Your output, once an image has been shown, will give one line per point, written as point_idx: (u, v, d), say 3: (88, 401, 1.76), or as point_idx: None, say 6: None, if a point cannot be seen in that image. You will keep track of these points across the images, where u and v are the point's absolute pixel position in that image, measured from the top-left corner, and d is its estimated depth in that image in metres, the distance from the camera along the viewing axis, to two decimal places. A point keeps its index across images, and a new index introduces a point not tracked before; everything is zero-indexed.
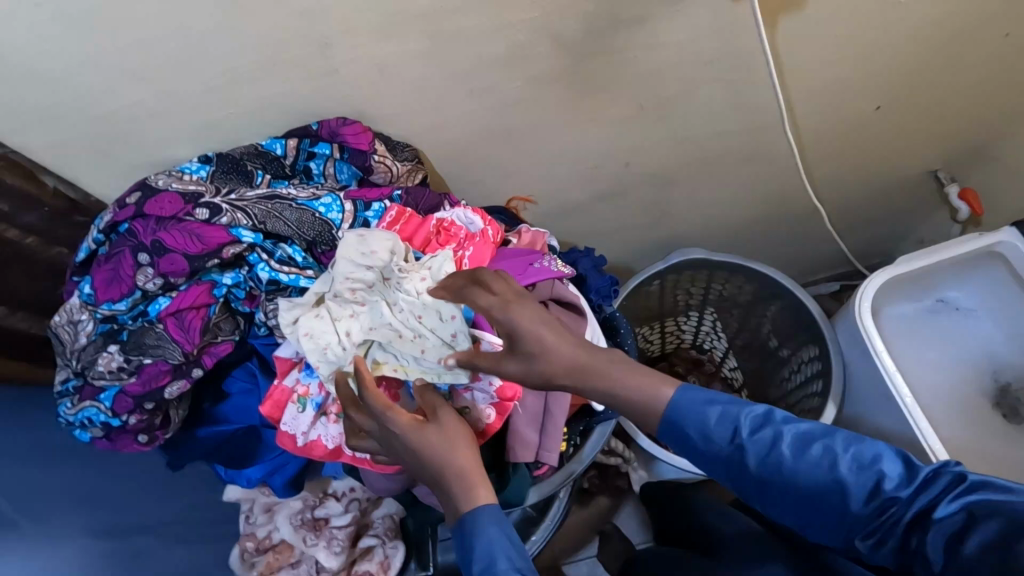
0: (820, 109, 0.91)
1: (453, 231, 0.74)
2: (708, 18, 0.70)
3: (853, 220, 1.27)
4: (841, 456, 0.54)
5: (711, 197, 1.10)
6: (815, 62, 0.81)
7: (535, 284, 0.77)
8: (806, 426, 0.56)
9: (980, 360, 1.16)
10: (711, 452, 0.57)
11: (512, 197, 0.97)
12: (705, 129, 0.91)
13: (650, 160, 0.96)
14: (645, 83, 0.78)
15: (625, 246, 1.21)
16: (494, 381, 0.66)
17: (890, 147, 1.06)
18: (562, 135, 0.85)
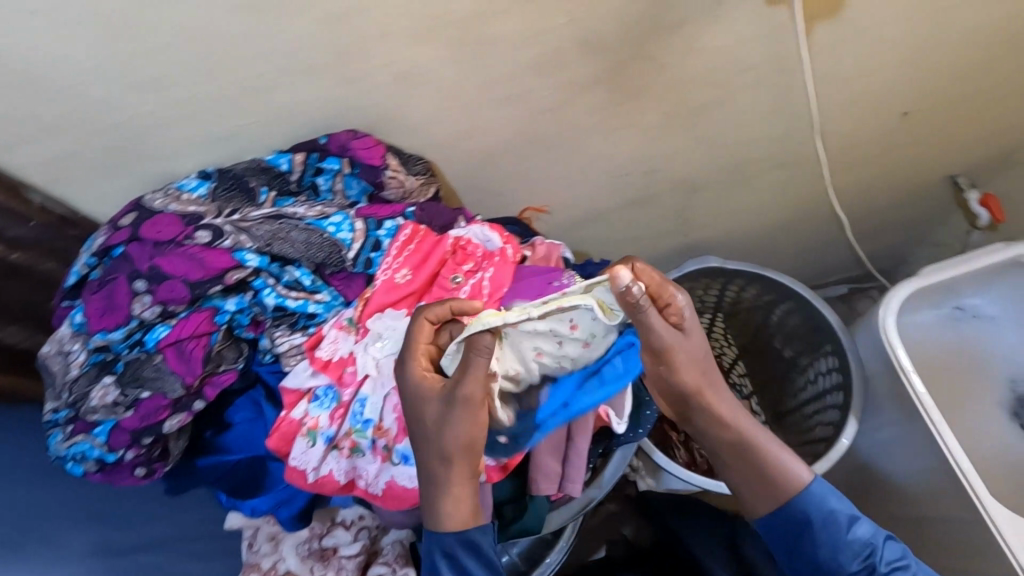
0: (856, 114, 0.86)
1: (470, 250, 0.70)
2: (754, 26, 0.65)
3: (873, 225, 1.23)
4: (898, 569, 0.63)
5: (734, 206, 1.05)
6: (855, 67, 0.76)
7: None
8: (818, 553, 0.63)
9: (998, 369, 1.16)
10: (816, 537, 0.63)
11: (525, 208, 0.91)
12: (736, 138, 0.85)
13: (674, 172, 0.90)
14: (681, 94, 0.72)
15: (640, 255, 1.16)
16: None
17: (919, 153, 1.02)
18: (585, 149, 0.79)
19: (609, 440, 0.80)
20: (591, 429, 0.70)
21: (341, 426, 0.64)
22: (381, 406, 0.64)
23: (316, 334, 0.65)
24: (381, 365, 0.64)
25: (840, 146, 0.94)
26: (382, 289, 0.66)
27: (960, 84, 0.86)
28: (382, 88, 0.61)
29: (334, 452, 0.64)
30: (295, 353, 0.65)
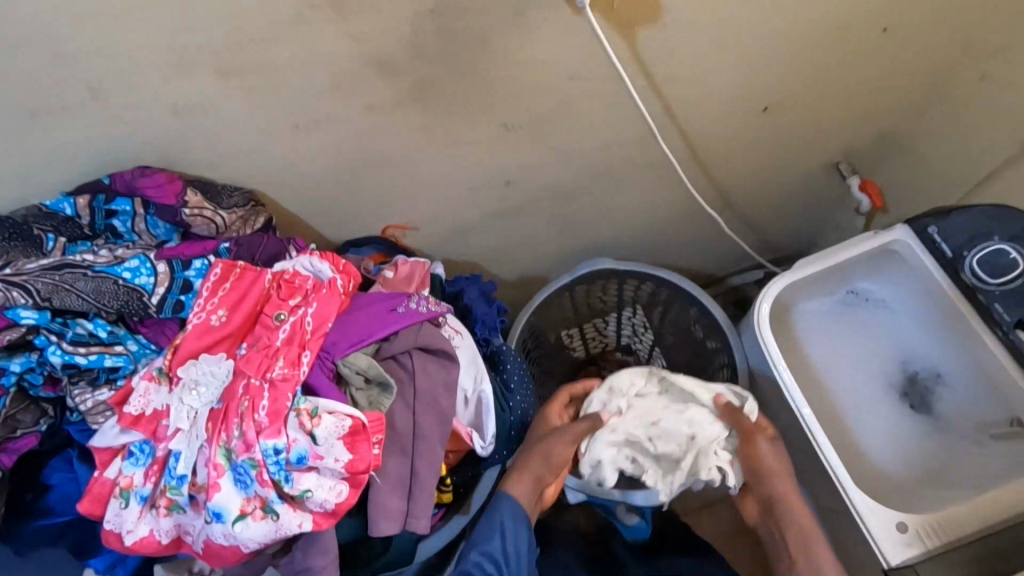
0: (709, 113, 0.85)
1: (297, 283, 0.66)
2: (559, 34, 0.62)
3: (764, 214, 1.24)
4: None
5: (613, 208, 1.04)
6: (689, 68, 0.75)
7: (397, 332, 0.70)
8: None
9: (895, 352, 1.09)
10: None
11: (387, 226, 0.89)
12: (588, 144, 0.83)
13: (536, 180, 0.88)
14: (506, 105, 0.70)
15: (532, 260, 1.14)
16: (340, 458, 0.59)
17: (789, 144, 1.02)
18: (426, 164, 0.77)
19: (476, 463, 0.80)
20: (436, 463, 0.67)
21: (156, 484, 0.60)
22: (195, 459, 0.59)
23: (124, 388, 0.60)
24: (190, 394, 0.60)
25: (704, 143, 0.93)
26: (195, 333, 0.61)
27: (810, 77, 0.85)
28: (165, 120, 0.57)
29: (151, 512, 0.60)
30: (101, 410, 0.60)
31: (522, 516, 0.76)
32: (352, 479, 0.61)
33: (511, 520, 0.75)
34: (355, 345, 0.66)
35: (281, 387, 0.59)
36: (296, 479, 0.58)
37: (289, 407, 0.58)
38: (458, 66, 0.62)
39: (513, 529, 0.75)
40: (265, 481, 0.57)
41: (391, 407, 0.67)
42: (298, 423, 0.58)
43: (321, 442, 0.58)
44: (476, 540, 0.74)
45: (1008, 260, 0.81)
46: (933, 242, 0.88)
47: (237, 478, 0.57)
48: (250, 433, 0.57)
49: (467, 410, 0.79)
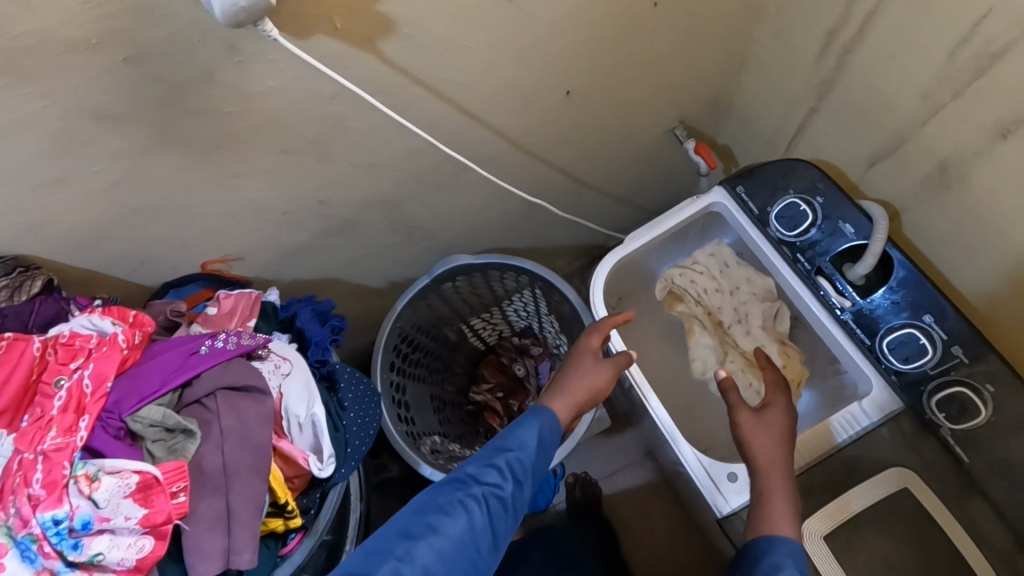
0: (505, 108, 0.87)
1: (77, 344, 0.65)
2: (292, 59, 0.61)
3: (619, 185, 1.27)
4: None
5: (453, 205, 1.05)
6: (462, 68, 0.75)
7: (198, 376, 0.70)
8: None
9: None
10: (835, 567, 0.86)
11: (205, 261, 0.87)
12: (390, 154, 0.83)
13: (352, 194, 0.88)
14: (272, 132, 0.69)
15: (392, 266, 1.14)
16: (132, 515, 0.59)
17: (611, 118, 1.04)
18: (215, 198, 0.76)
19: (321, 485, 0.81)
20: (257, 499, 0.68)
21: None
22: None
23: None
24: None
25: (518, 133, 0.94)
26: None
27: (598, 56, 0.87)
28: None
29: None
30: None
31: (558, 433, 0.78)
32: (152, 532, 0.61)
33: (547, 435, 0.77)
34: (146, 397, 0.65)
35: (55, 456, 0.58)
36: (87, 542, 0.58)
37: (65, 475, 0.58)
38: (193, 104, 0.61)
39: (547, 442, 0.77)
40: (49, 552, 0.57)
41: (199, 451, 0.67)
42: (79, 488, 0.58)
43: (104, 504, 0.58)
44: (511, 438, 0.75)
45: (799, 212, 0.86)
46: (742, 201, 0.92)
47: (21, 555, 0.56)
48: (24, 509, 0.56)
49: (303, 434, 0.79)
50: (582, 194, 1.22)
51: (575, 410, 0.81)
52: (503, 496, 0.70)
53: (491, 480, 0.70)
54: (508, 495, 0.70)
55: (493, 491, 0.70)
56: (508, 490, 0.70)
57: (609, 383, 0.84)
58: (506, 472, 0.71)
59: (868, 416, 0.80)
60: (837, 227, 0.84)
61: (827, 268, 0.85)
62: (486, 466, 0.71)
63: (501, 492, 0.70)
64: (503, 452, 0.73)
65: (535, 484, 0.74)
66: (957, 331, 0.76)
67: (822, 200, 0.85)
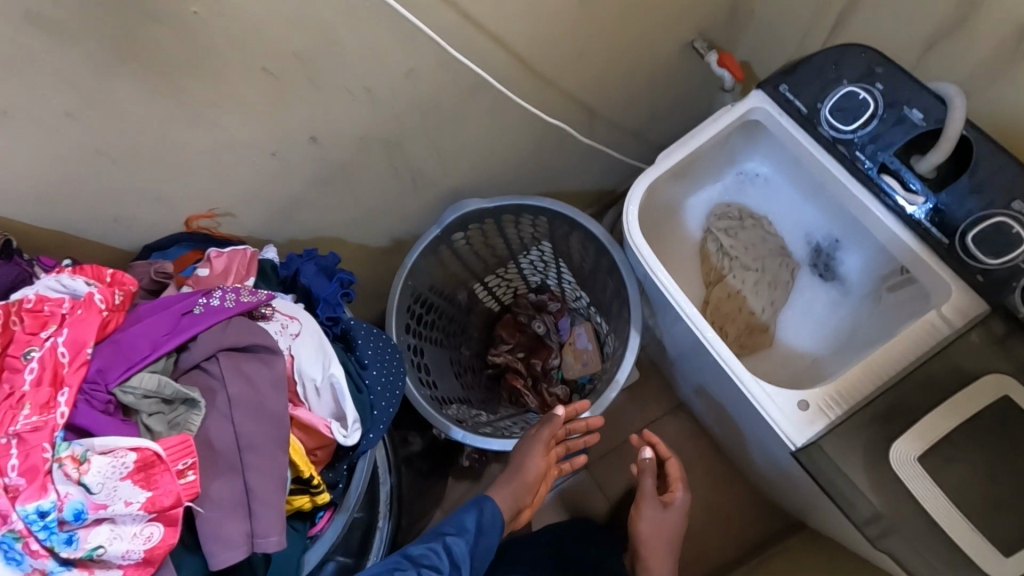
0: (514, 16, 0.76)
1: (47, 309, 0.54)
2: None
3: (635, 116, 1.16)
4: None
5: (460, 143, 0.94)
6: None
7: (195, 337, 0.60)
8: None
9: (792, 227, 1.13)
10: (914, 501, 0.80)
11: (188, 218, 0.76)
12: (387, 75, 0.73)
13: (348, 129, 0.77)
14: (247, 42, 0.59)
15: (398, 221, 1.04)
16: (133, 500, 0.50)
17: (627, 31, 0.94)
18: (191, 135, 0.65)
19: (347, 455, 0.72)
20: (278, 473, 0.59)
21: None
22: None
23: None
24: None
25: (527, 49, 0.83)
26: None
27: None
28: None
29: None
30: None
31: (501, 520, 0.77)
32: (158, 520, 0.52)
33: (488, 521, 0.76)
34: (131, 366, 0.55)
35: (32, 439, 0.48)
36: (83, 536, 0.49)
37: (48, 459, 0.48)
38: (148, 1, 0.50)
39: (493, 526, 0.76)
40: (38, 550, 0.48)
41: (205, 423, 0.58)
42: (65, 474, 0.48)
43: (98, 489, 0.49)
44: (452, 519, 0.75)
45: (857, 102, 0.76)
46: (787, 100, 0.82)
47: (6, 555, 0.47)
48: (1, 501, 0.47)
49: (322, 400, 0.70)
50: (595, 128, 1.12)
51: (513, 503, 0.86)
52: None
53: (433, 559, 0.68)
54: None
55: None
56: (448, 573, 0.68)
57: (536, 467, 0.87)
58: (456, 558, 0.70)
59: (952, 324, 0.73)
60: (902, 115, 0.74)
61: (892, 164, 0.75)
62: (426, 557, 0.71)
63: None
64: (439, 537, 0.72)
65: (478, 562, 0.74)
66: None
67: (881, 86, 0.75)
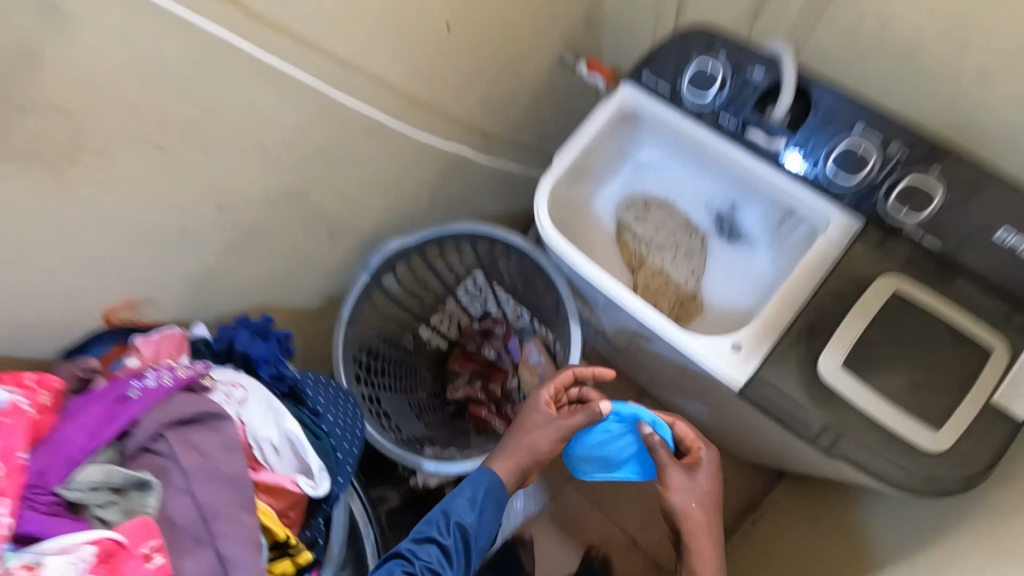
0: (386, 52, 0.81)
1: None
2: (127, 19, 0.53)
3: (527, 133, 1.24)
4: None
5: (361, 185, 0.96)
6: (319, 8, 0.68)
7: (134, 421, 0.58)
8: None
9: (699, 201, 1.21)
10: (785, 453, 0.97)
11: (106, 312, 0.74)
12: (272, 128, 0.75)
13: (243, 192, 0.78)
14: (122, 126, 0.59)
15: (320, 276, 1.05)
16: None
17: (497, 55, 1.01)
18: (85, 227, 0.64)
19: (318, 505, 0.71)
20: (251, 535, 0.58)
21: None
22: None
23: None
24: None
25: (405, 82, 0.88)
26: None
27: None
28: None
29: None
30: None
31: (498, 491, 0.77)
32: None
33: (481, 496, 0.76)
34: (73, 464, 0.54)
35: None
36: None
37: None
38: (23, 100, 0.51)
39: (491, 502, 0.76)
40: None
41: (164, 501, 0.56)
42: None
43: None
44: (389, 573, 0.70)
45: (708, 73, 0.86)
46: (651, 86, 0.90)
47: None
48: None
49: (282, 458, 0.69)
50: (491, 147, 1.17)
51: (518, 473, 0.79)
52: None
53: (429, 555, 0.70)
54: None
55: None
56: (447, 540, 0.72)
57: (552, 445, 0.79)
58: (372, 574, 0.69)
59: (838, 241, 0.80)
60: (746, 77, 0.85)
61: (751, 119, 0.85)
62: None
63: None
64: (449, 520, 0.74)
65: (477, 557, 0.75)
66: (885, 131, 0.79)
67: (724, 54, 0.86)
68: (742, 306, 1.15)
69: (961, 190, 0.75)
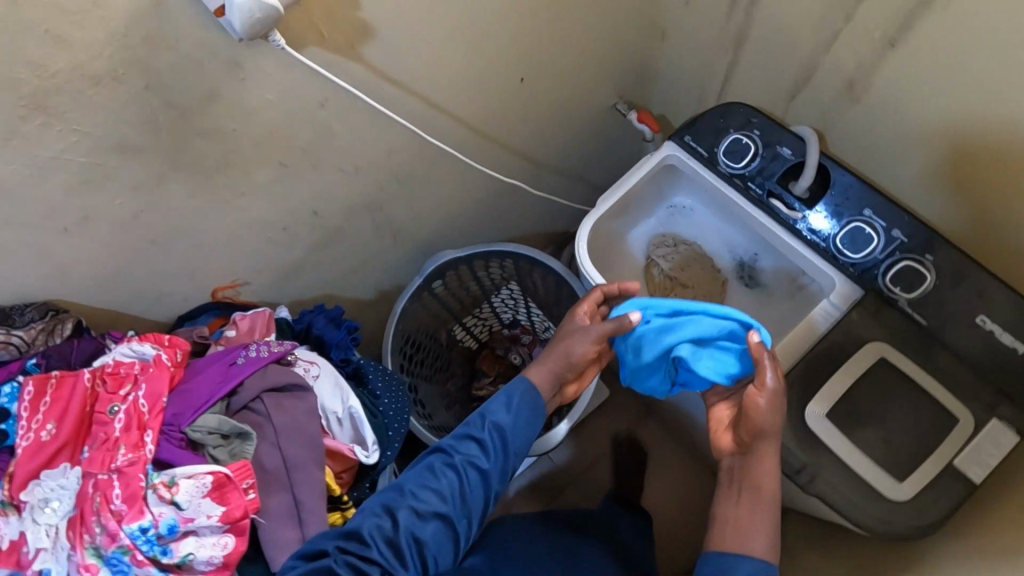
0: (468, 97, 0.94)
1: (122, 372, 0.67)
2: (286, 73, 0.68)
3: (576, 166, 1.36)
4: (397, 514, 0.68)
5: (429, 202, 1.10)
6: (425, 64, 0.82)
7: (240, 384, 0.73)
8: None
9: (723, 247, 1.33)
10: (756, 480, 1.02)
11: (216, 288, 0.90)
12: (370, 153, 0.89)
13: (336, 202, 0.93)
14: (263, 148, 0.74)
15: (380, 274, 1.19)
16: (213, 512, 0.62)
17: (560, 100, 1.14)
18: (217, 222, 0.79)
19: (368, 472, 0.85)
20: (320, 487, 0.72)
21: None
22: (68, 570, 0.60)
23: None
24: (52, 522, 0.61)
25: (481, 120, 1.01)
26: (26, 455, 0.62)
27: (543, 45, 0.98)
28: None
29: None
30: None
31: (531, 397, 0.76)
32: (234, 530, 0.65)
33: (515, 401, 0.75)
34: (196, 410, 0.68)
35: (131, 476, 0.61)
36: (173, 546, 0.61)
37: (143, 487, 0.61)
38: (203, 127, 0.66)
39: (529, 409, 0.75)
40: (142, 560, 0.60)
41: (257, 449, 0.71)
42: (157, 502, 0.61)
43: (187, 506, 0.61)
44: (433, 483, 0.70)
45: (743, 145, 0.98)
46: (692, 147, 1.02)
47: (117, 569, 0.59)
48: (111, 525, 0.59)
49: (343, 429, 0.83)
50: (542, 177, 1.31)
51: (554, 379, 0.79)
52: (442, 514, 0.69)
53: (468, 450, 0.72)
54: (447, 512, 0.69)
55: (382, 531, 0.67)
56: (485, 456, 0.72)
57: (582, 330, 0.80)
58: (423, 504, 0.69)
59: (839, 307, 0.92)
60: (777, 152, 0.96)
61: (776, 190, 0.96)
62: (428, 494, 0.69)
63: (419, 515, 0.68)
64: (484, 421, 0.75)
65: (515, 457, 0.74)
66: (893, 218, 0.89)
67: (759, 131, 0.98)
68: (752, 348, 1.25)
69: (950, 278, 0.86)
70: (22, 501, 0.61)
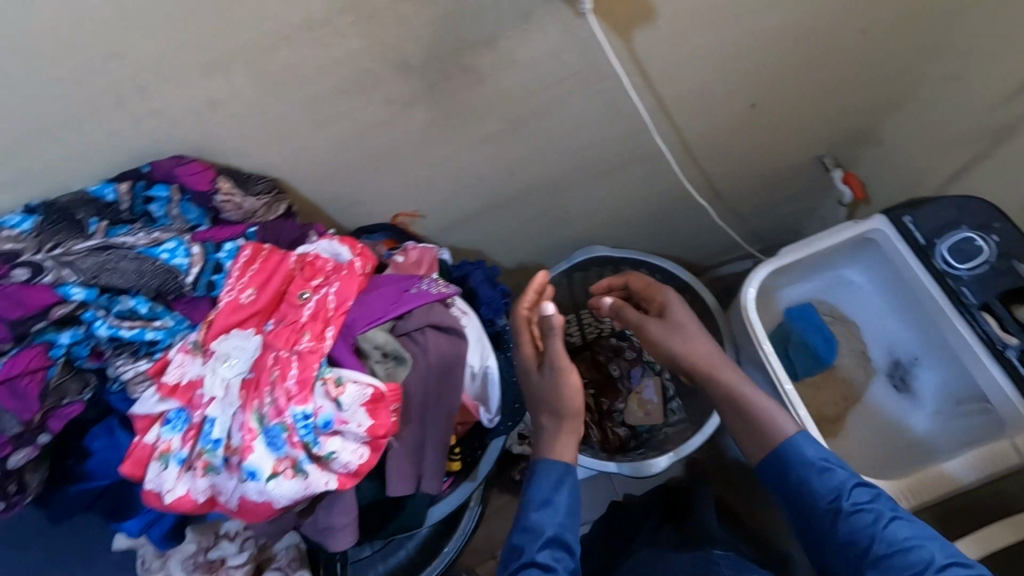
0: (695, 109, 0.91)
1: (319, 265, 0.71)
2: (562, 37, 0.68)
3: (751, 207, 1.30)
4: None
5: (608, 198, 1.09)
6: (679, 65, 0.80)
7: (410, 312, 0.75)
8: (876, 506, 0.70)
9: (880, 340, 1.23)
10: None
11: (398, 214, 0.94)
12: (586, 136, 0.88)
13: (533, 170, 0.93)
14: (507, 100, 0.75)
15: (530, 249, 1.19)
16: (363, 422, 0.64)
17: (774, 140, 1.08)
18: (433, 154, 0.81)
19: (481, 434, 0.85)
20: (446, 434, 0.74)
21: (194, 448, 0.65)
22: (229, 423, 0.65)
23: (162, 360, 0.65)
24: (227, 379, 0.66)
25: (695, 135, 0.98)
26: (226, 310, 0.67)
27: (792, 79, 0.93)
28: (199, 118, 0.62)
29: (188, 473, 0.65)
30: (142, 381, 0.66)
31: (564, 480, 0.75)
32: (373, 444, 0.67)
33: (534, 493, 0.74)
34: (370, 323, 0.71)
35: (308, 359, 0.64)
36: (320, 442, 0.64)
37: (316, 375, 0.64)
38: (470, 65, 0.67)
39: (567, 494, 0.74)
40: (295, 443, 0.63)
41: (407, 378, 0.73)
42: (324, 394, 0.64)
43: (347, 408, 0.64)
44: (560, 508, 0.73)
45: (974, 247, 0.89)
46: (907, 230, 0.95)
47: (271, 443, 0.63)
48: (281, 400, 0.63)
49: (474, 384, 0.81)
50: (715, 206, 1.25)
51: None
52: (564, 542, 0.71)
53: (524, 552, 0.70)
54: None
55: None
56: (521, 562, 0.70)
57: None
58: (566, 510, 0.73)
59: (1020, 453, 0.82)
60: (1012, 266, 0.86)
61: (994, 305, 0.87)
62: (571, 528, 0.73)
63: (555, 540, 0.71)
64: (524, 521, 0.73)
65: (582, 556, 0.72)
66: None
67: (997, 238, 0.88)
68: (879, 453, 1.16)
69: None
70: (210, 349, 0.66)
